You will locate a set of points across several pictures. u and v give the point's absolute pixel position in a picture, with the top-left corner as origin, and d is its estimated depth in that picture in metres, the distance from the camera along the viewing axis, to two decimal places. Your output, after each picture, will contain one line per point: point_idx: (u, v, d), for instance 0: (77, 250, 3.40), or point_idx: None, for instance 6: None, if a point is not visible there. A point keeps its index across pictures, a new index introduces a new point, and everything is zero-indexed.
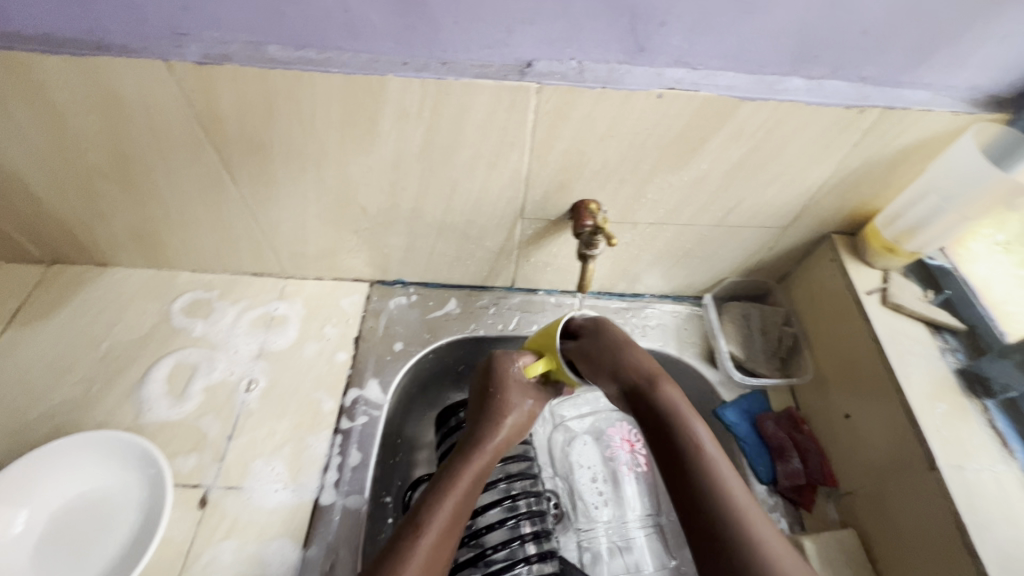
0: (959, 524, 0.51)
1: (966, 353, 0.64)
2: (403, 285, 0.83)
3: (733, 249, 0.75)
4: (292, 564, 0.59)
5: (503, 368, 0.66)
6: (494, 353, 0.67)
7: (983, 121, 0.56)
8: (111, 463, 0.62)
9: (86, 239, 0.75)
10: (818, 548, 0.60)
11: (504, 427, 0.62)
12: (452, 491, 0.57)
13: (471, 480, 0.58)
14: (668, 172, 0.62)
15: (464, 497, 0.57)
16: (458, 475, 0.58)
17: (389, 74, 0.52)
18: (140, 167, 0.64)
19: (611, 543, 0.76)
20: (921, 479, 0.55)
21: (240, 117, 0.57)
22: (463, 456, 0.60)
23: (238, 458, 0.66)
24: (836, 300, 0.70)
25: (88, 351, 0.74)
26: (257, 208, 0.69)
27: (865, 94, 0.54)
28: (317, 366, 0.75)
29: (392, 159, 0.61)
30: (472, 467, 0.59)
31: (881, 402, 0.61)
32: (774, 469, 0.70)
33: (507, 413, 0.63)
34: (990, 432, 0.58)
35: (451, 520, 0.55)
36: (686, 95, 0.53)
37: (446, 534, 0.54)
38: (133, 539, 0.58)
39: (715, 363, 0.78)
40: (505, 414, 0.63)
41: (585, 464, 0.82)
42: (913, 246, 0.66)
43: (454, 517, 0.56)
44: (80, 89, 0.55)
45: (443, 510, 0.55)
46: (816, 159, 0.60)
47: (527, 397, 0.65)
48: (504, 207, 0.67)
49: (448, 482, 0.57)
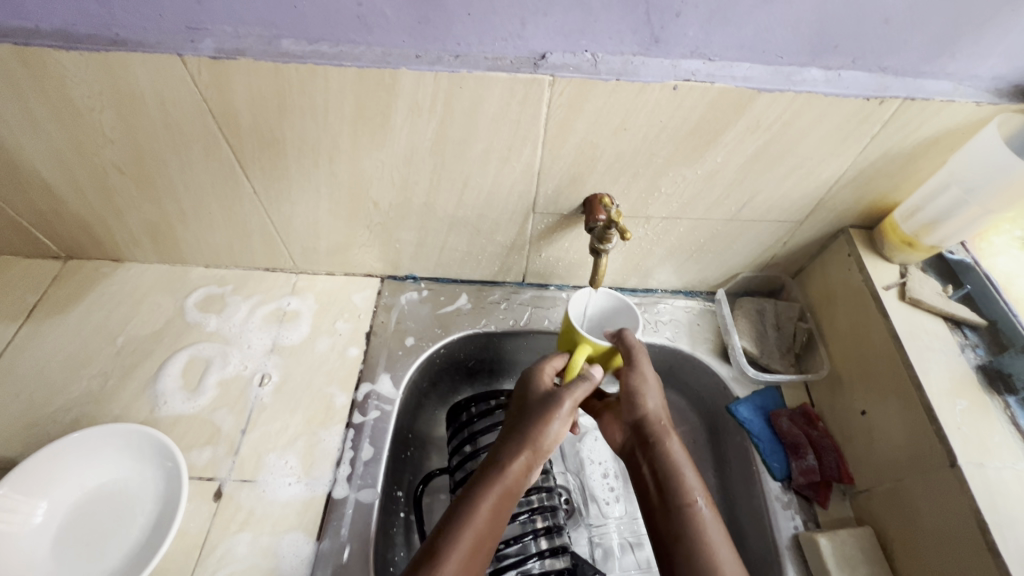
0: (980, 523, 0.50)
1: (988, 349, 0.62)
2: (414, 281, 0.84)
3: (747, 243, 0.74)
4: (306, 557, 0.59)
5: (533, 388, 0.64)
6: (525, 373, 0.66)
7: (1007, 112, 0.54)
8: (128, 456, 0.62)
9: (102, 234, 0.76)
10: (833, 546, 0.60)
11: (528, 453, 0.58)
12: (471, 521, 0.53)
13: (492, 510, 0.54)
14: (681, 165, 0.61)
15: (485, 527, 0.53)
16: (477, 504, 0.54)
17: (402, 68, 0.52)
18: (154, 162, 0.64)
19: (623, 539, 0.76)
20: (940, 477, 0.54)
21: (253, 112, 0.57)
22: (484, 483, 0.56)
23: (252, 451, 0.67)
24: (852, 295, 0.69)
25: (104, 345, 0.74)
26: (270, 203, 0.69)
27: (886, 84, 0.53)
28: (330, 360, 0.75)
29: (404, 154, 0.61)
30: (492, 495, 0.55)
31: (899, 398, 0.61)
32: (788, 466, 0.68)
33: (533, 440, 0.58)
34: (1011, 429, 0.56)
35: (471, 552, 0.51)
36: (702, 87, 0.52)
37: (468, 566, 0.51)
38: (150, 531, 0.59)
39: (728, 359, 0.78)
40: (530, 442, 0.58)
41: (596, 460, 0.82)
42: (932, 240, 0.65)
43: (472, 550, 0.52)
44: (95, 85, 0.55)
45: (460, 547, 0.51)
46: (833, 152, 0.59)
47: (555, 418, 0.60)
48: (516, 202, 0.67)
49: (468, 511, 0.53)
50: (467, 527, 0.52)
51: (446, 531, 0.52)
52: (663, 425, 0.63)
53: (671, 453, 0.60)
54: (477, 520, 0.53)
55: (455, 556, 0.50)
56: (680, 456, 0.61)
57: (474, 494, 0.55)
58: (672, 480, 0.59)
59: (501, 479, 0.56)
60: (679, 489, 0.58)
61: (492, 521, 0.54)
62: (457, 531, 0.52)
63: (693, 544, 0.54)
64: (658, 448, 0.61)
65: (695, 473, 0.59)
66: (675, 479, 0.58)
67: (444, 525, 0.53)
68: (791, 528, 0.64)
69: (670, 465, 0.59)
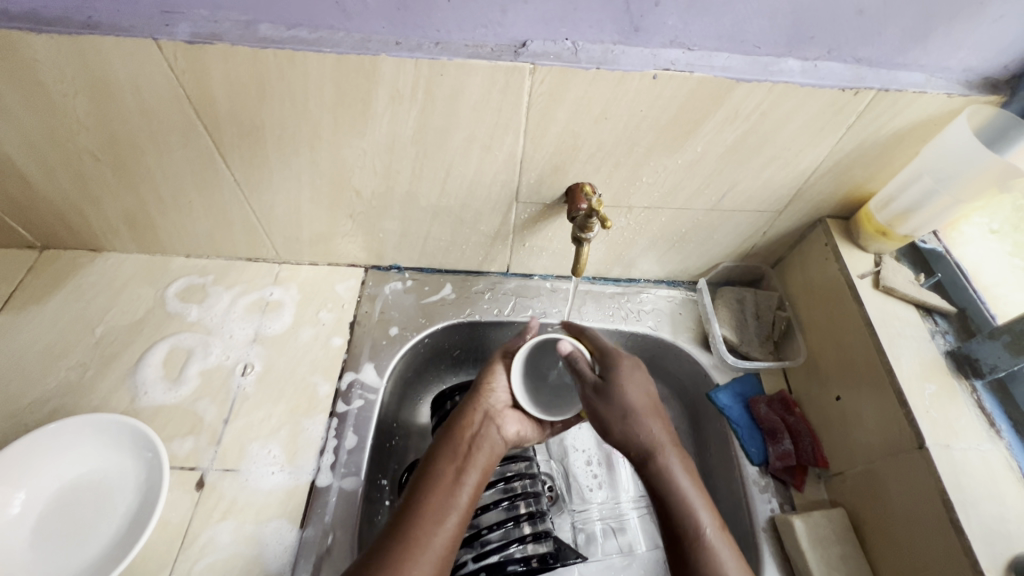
0: (946, 501, 0.52)
1: (957, 335, 0.64)
2: (398, 270, 0.83)
3: (728, 233, 0.75)
4: (289, 544, 0.60)
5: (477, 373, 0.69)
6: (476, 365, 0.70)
7: (977, 103, 0.55)
8: (107, 447, 0.62)
9: (79, 223, 0.75)
10: (808, 526, 0.61)
11: (478, 419, 0.63)
12: (436, 498, 0.56)
13: (453, 474, 0.58)
14: (662, 155, 0.62)
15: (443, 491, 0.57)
16: (441, 478, 0.57)
17: (382, 54, 0.52)
18: (131, 150, 0.63)
19: (606, 524, 0.77)
20: (908, 458, 0.56)
21: (230, 98, 0.56)
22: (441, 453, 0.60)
23: (234, 441, 0.67)
24: (829, 283, 0.71)
25: (83, 335, 0.74)
26: (251, 191, 0.69)
27: (861, 75, 0.54)
28: (313, 350, 0.75)
29: (386, 142, 0.61)
30: (455, 466, 0.59)
31: (872, 384, 0.62)
32: (766, 450, 0.69)
33: (475, 405, 0.65)
34: (977, 412, 0.58)
35: (454, 527, 0.54)
36: (681, 77, 0.53)
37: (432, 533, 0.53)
38: (131, 521, 0.58)
39: (709, 348, 0.79)
40: (473, 406, 0.64)
41: (579, 447, 0.83)
42: (906, 229, 0.66)
43: (433, 515, 0.54)
44: (68, 70, 0.54)
45: (422, 512, 0.54)
46: (810, 142, 0.60)
47: (491, 378, 0.66)
48: (499, 190, 0.67)
49: (428, 478, 0.57)
50: (438, 499, 0.55)
51: (412, 507, 0.55)
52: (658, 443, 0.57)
53: (675, 480, 0.55)
54: (445, 489, 0.56)
55: (430, 537, 0.52)
56: (684, 483, 0.55)
57: (437, 471, 0.58)
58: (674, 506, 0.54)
59: (465, 449, 0.61)
60: (690, 521, 0.54)
61: (466, 488, 0.57)
62: (423, 505, 0.55)
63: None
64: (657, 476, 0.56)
65: (706, 508, 0.55)
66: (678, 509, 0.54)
67: (413, 502, 0.55)
68: (767, 510, 0.66)
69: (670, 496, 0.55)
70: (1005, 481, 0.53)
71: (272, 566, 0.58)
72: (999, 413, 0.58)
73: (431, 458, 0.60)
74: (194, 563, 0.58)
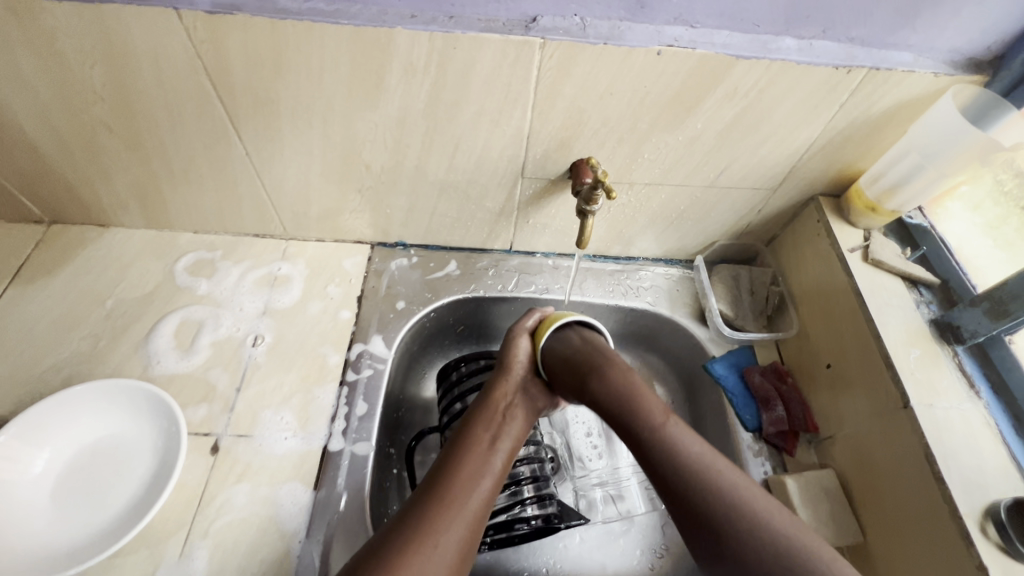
0: (928, 454, 0.55)
1: (940, 305, 0.68)
2: (404, 247, 0.85)
3: (724, 211, 0.78)
4: (304, 505, 0.62)
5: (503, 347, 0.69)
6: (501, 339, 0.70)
7: (961, 83, 0.58)
8: (124, 413, 0.63)
9: (89, 197, 0.76)
10: (800, 486, 0.65)
11: (508, 388, 0.63)
12: (472, 461, 0.55)
13: (487, 440, 0.58)
14: (663, 131, 0.64)
15: (477, 454, 0.56)
16: (477, 442, 0.57)
17: (398, 27, 0.53)
18: (146, 121, 0.64)
19: (606, 491, 0.80)
20: (894, 417, 0.60)
21: (247, 68, 0.58)
22: (474, 420, 0.60)
23: (247, 408, 0.68)
24: (821, 258, 0.74)
25: (94, 307, 0.75)
26: (262, 165, 0.70)
27: (854, 54, 0.57)
28: (322, 322, 0.77)
29: (397, 115, 0.63)
30: (491, 433, 0.59)
31: (860, 350, 0.66)
32: (759, 417, 0.73)
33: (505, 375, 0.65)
34: (958, 374, 0.61)
35: (488, 492, 0.53)
36: (684, 53, 0.55)
37: (467, 493, 0.52)
38: (150, 482, 0.60)
39: (705, 322, 0.82)
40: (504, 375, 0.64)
41: (580, 419, 0.86)
42: (893, 205, 0.69)
43: (467, 478, 0.53)
44: (87, 38, 0.55)
45: (457, 473, 0.54)
46: (805, 120, 0.63)
47: (518, 347, 0.66)
48: (506, 166, 0.69)
49: (461, 442, 0.57)
50: (472, 462, 0.55)
51: (450, 468, 0.54)
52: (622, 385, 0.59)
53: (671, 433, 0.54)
54: (481, 454, 0.56)
55: (466, 498, 0.52)
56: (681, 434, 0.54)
57: (473, 436, 0.58)
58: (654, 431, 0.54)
59: (499, 418, 0.60)
60: (702, 475, 0.50)
61: (501, 454, 0.57)
62: (459, 467, 0.54)
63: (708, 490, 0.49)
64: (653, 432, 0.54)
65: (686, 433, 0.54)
66: (683, 463, 0.51)
67: (446, 466, 0.55)
68: (760, 473, 0.69)
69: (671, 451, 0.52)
70: (983, 436, 0.57)
71: (288, 524, 0.60)
72: (978, 375, 0.62)
73: (467, 424, 0.60)
74: (211, 522, 0.60)
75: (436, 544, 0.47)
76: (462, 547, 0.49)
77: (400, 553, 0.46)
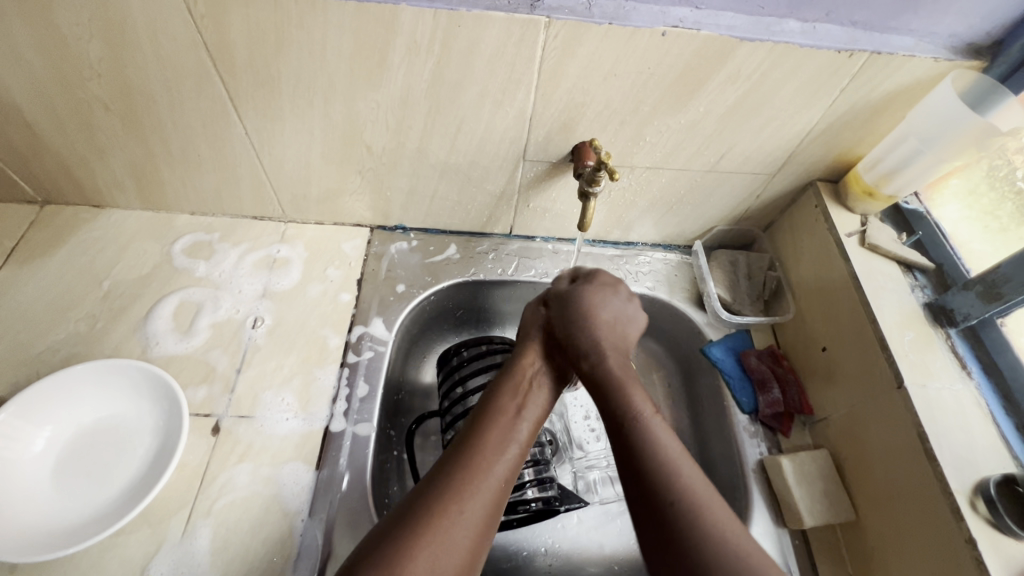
0: (921, 435, 0.56)
1: (934, 289, 0.69)
2: (403, 231, 0.85)
3: (723, 196, 0.78)
4: (306, 484, 0.62)
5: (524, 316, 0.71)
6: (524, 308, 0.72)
7: (961, 67, 0.59)
8: (123, 392, 0.63)
9: (84, 177, 0.75)
10: (795, 466, 0.66)
11: (533, 357, 0.64)
12: (499, 431, 0.55)
13: (514, 407, 0.58)
14: (666, 114, 0.65)
15: (504, 421, 0.56)
16: (503, 412, 0.57)
17: (402, 4, 0.53)
18: (143, 98, 0.63)
19: (603, 473, 0.81)
20: (889, 398, 0.61)
21: (247, 46, 0.57)
22: (501, 390, 0.60)
23: (248, 390, 0.68)
24: (818, 243, 0.75)
25: (90, 288, 0.74)
26: (262, 145, 0.70)
27: (855, 38, 0.57)
28: (322, 305, 0.76)
29: (399, 96, 0.62)
30: (518, 403, 0.59)
31: (856, 335, 0.67)
32: (756, 399, 0.74)
33: (529, 345, 0.65)
34: (951, 356, 0.63)
35: (515, 458, 0.54)
36: (689, 34, 0.55)
37: (495, 460, 0.52)
38: (153, 461, 0.60)
39: (703, 306, 0.83)
40: (528, 346, 0.65)
41: (578, 403, 0.87)
42: (890, 190, 0.70)
43: (494, 447, 0.53)
44: (83, 11, 0.54)
45: (485, 439, 0.54)
46: (806, 104, 0.63)
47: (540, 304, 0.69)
48: (507, 148, 0.69)
49: (490, 410, 0.57)
50: (498, 431, 0.55)
51: (478, 435, 0.54)
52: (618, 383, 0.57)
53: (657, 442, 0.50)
54: (507, 424, 0.56)
55: (492, 465, 0.52)
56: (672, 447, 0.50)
57: (500, 404, 0.58)
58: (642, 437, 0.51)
59: (525, 389, 0.61)
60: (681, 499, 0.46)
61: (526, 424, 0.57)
62: (486, 435, 0.54)
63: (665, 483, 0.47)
64: (651, 459, 0.49)
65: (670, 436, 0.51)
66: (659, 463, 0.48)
67: (474, 433, 0.55)
68: (756, 454, 0.70)
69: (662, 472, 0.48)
70: (974, 415, 0.58)
71: (291, 503, 0.61)
72: (970, 356, 0.63)
73: (494, 394, 0.60)
74: (213, 502, 0.60)
75: (464, 510, 0.48)
76: (488, 514, 0.49)
77: (428, 517, 0.46)
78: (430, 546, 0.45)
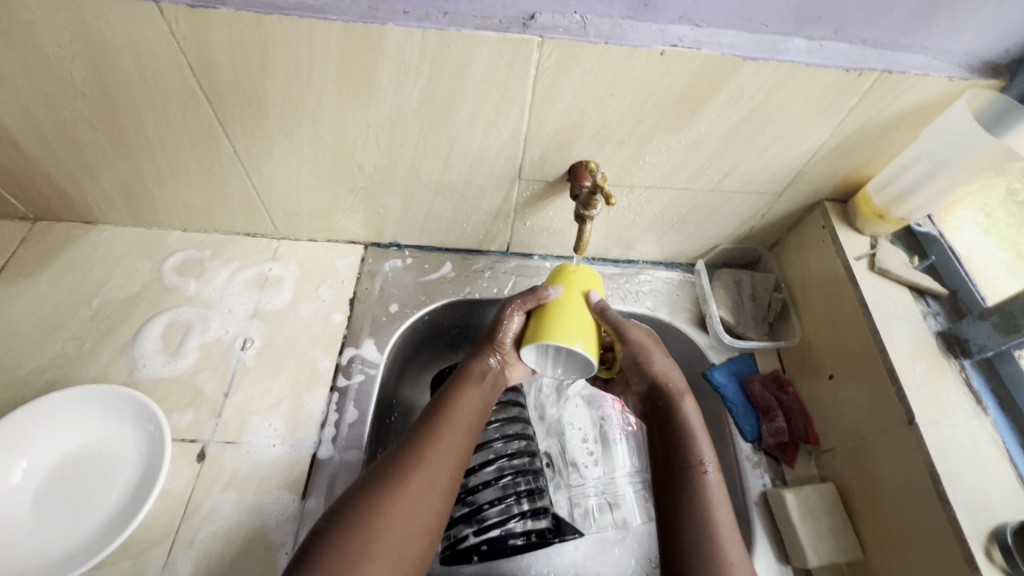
0: (933, 476, 0.53)
1: (947, 317, 0.66)
2: (398, 248, 0.83)
3: (727, 215, 0.76)
4: (291, 514, 0.60)
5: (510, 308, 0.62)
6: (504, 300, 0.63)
7: (978, 87, 0.56)
8: (107, 418, 0.62)
9: (75, 195, 0.74)
10: (799, 500, 0.63)
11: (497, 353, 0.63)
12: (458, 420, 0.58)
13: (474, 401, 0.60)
14: (665, 134, 0.62)
15: (463, 415, 0.58)
16: (464, 403, 0.59)
17: (389, 23, 0.51)
18: (130, 118, 0.62)
19: (601, 500, 0.79)
20: (899, 433, 0.58)
21: (233, 66, 0.55)
22: (461, 382, 0.61)
23: (235, 414, 0.67)
24: (825, 264, 0.72)
25: (79, 308, 0.73)
26: (252, 164, 0.68)
27: (865, 56, 0.54)
28: (313, 325, 0.75)
29: (390, 115, 0.61)
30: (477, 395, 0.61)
31: (865, 364, 0.64)
32: (759, 428, 0.71)
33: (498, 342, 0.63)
34: (965, 390, 0.60)
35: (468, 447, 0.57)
36: (688, 54, 0.53)
37: (453, 453, 0.55)
38: (134, 491, 0.59)
39: (705, 328, 0.80)
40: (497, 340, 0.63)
41: (576, 425, 0.85)
42: (902, 213, 0.67)
43: (454, 439, 0.56)
44: (65, 31, 0.52)
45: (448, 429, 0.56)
46: (812, 124, 0.61)
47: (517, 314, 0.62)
48: (502, 167, 0.67)
49: (451, 401, 0.59)
50: (457, 422, 0.57)
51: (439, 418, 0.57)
52: (689, 427, 0.59)
53: (710, 503, 0.54)
54: (467, 416, 0.59)
55: (451, 454, 0.55)
56: (716, 496, 0.54)
57: (460, 396, 0.60)
58: (697, 485, 0.55)
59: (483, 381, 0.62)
60: (708, 539, 0.52)
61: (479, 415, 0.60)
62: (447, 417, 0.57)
63: (704, 525, 0.52)
64: (693, 492, 0.55)
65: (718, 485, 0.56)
66: (704, 510, 0.53)
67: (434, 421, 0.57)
68: (759, 485, 0.67)
69: (702, 515, 0.53)
70: (990, 455, 0.55)
71: (275, 534, 0.59)
72: (986, 391, 0.60)
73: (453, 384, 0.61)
74: (196, 532, 0.58)
75: (427, 496, 0.51)
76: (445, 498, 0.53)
77: (398, 498, 0.50)
78: (395, 532, 0.48)
